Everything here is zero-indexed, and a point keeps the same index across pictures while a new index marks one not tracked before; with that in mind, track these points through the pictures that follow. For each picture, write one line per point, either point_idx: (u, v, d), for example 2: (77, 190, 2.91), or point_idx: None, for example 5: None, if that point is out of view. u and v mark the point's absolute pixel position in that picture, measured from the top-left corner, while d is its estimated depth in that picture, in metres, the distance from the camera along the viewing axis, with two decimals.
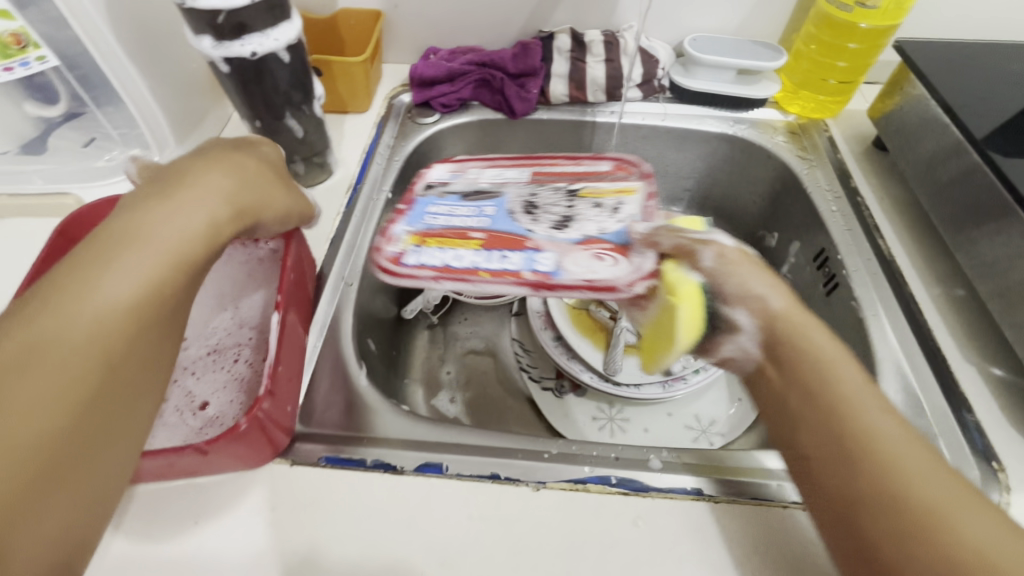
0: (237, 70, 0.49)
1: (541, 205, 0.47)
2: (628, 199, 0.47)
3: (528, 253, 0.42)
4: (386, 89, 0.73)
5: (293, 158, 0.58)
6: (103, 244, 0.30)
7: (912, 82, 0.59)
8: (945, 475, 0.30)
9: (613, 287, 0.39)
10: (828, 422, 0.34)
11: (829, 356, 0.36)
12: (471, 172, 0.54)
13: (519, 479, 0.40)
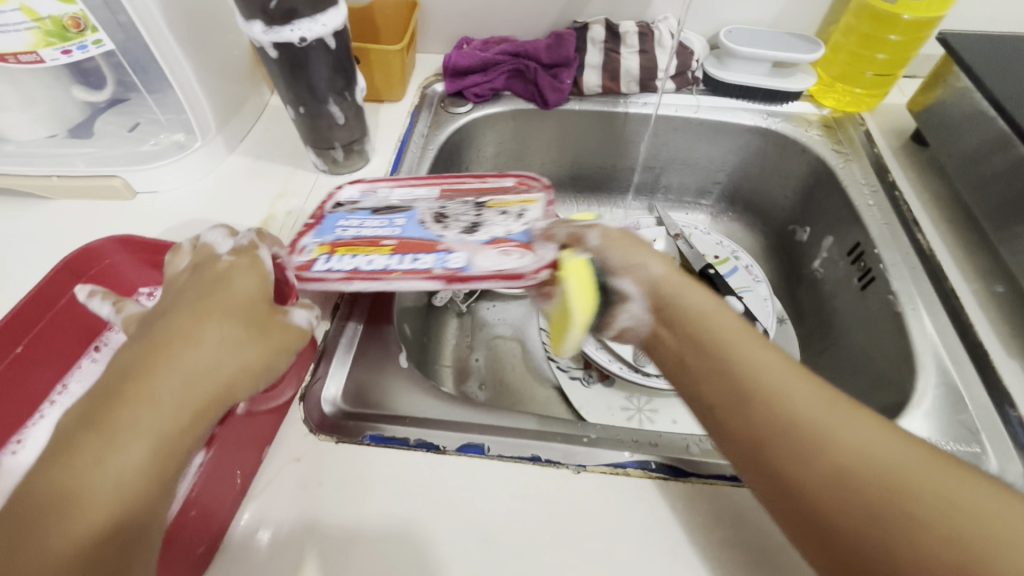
0: (285, 55, 0.50)
1: (450, 215, 0.49)
2: (531, 207, 0.49)
3: (439, 254, 0.44)
4: (419, 79, 0.74)
5: (334, 144, 0.59)
6: (96, 415, 0.29)
7: (955, 74, 0.59)
8: (814, 389, 0.33)
9: (518, 275, 0.41)
10: (713, 367, 0.36)
11: (712, 310, 0.39)
12: (381, 190, 0.55)
13: (559, 462, 0.41)
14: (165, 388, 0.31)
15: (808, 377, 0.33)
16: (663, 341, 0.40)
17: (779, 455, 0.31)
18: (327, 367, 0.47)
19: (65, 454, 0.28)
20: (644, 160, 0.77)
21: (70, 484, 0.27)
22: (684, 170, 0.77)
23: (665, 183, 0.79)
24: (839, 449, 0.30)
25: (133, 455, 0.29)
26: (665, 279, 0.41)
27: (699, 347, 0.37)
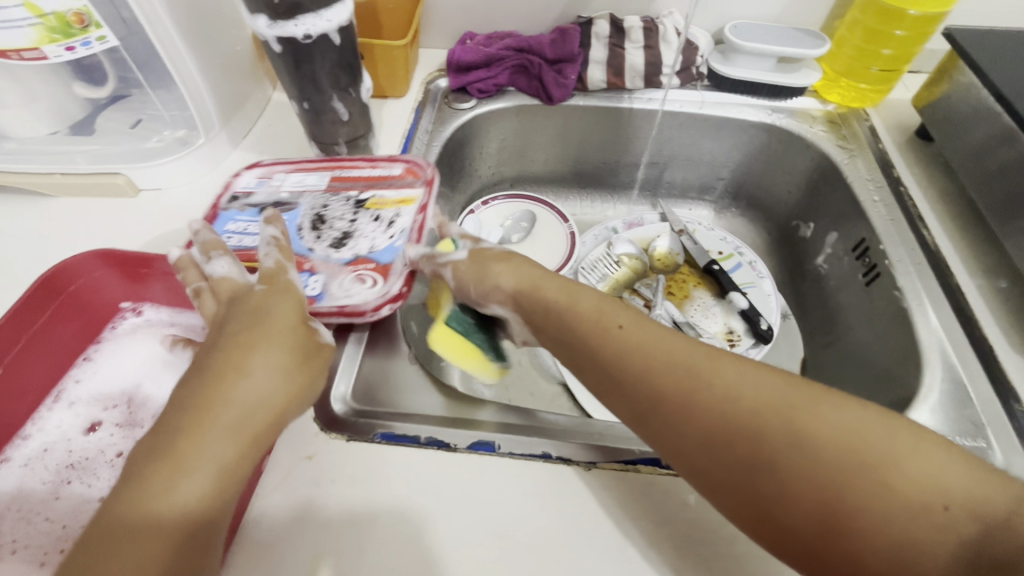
0: (289, 50, 0.50)
1: (328, 220, 0.55)
2: (404, 211, 0.55)
3: (305, 275, 0.50)
4: (422, 74, 0.73)
5: (336, 141, 0.60)
6: (161, 449, 0.31)
7: (960, 69, 0.58)
8: (697, 355, 0.36)
9: (359, 311, 0.47)
10: (601, 344, 0.38)
11: (591, 297, 0.42)
12: (276, 178, 0.59)
13: (570, 458, 0.41)
14: (223, 423, 0.32)
15: (682, 340, 0.37)
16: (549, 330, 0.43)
17: (673, 414, 0.34)
18: (333, 368, 0.47)
19: (137, 490, 0.30)
20: (648, 156, 0.76)
21: (147, 513, 0.29)
22: (688, 166, 0.77)
23: (668, 178, 0.79)
24: (730, 403, 0.32)
25: (198, 486, 0.31)
26: (535, 276, 0.44)
27: (582, 334, 0.39)
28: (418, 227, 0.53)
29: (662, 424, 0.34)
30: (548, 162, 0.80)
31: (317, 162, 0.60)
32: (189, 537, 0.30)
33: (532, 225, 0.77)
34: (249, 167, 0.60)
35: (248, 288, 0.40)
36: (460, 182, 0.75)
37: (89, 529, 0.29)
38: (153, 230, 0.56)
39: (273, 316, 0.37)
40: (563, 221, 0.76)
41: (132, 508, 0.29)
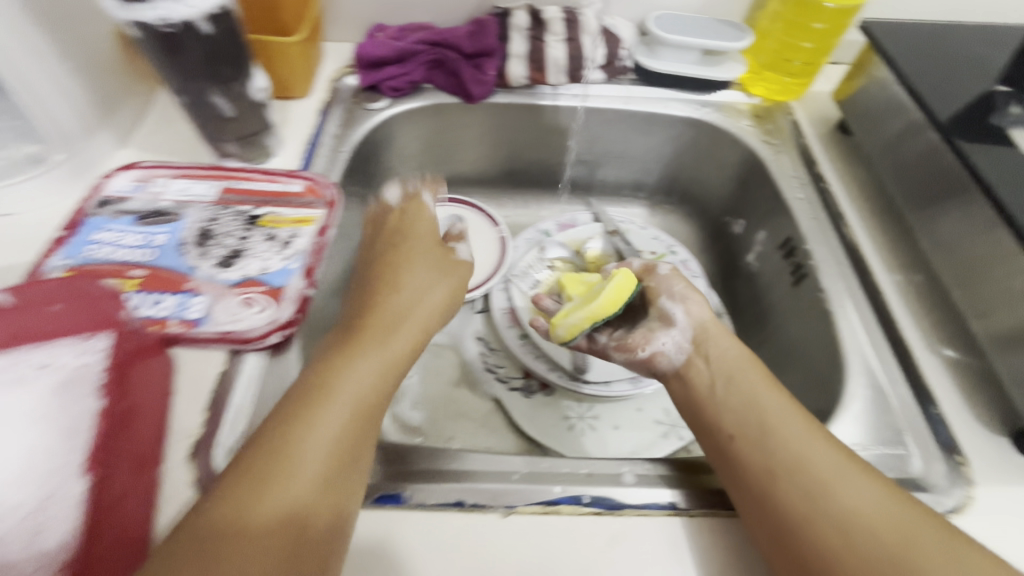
0: (147, 35, 0.41)
1: (216, 235, 0.49)
2: (303, 230, 0.50)
3: (183, 295, 0.44)
4: (329, 71, 0.67)
5: (226, 138, 0.52)
6: (304, 408, 0.35)
7: (877, 64, 0.58)
8: (826, 449, 0.37)
9: (246, 338, 0.42)
10: (740, 412, 0.40)
11: (739, 367, 0.43)
12: (157, 183, 0.52)
13: (485, 504, 0.37)
14: (363, 360, 0.39)
15: (813, 428, 0.38)
16: (699, 371, 0.45)
17: (787, 491, 0.35)
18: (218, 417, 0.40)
19: (253, 467, 0.32)
20: (579, 154, 0.73)
21: (288, 480, 0.32)
22: (619, 163, 0.74)
23: (601, 176, 0.76)
24: (841, 502, 0.34)
25: (336, 423, 0.35)
26: (715, 332, 0.47)
27: (729, 402, 0.41)
28: (318, 250, 0.49)
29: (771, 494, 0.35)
30: (476, 162, 0.75)
31: (204, 167, 0.54)
32: (336, 480, 0.33)
33: (461, 230, 0.72)
34: (125, 167, 0.53)
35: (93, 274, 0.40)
36: (378, 188, 0.69)
37: (198, 514, 0.30)
38: None
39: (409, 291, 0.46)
40: (494, 224, 0.72)
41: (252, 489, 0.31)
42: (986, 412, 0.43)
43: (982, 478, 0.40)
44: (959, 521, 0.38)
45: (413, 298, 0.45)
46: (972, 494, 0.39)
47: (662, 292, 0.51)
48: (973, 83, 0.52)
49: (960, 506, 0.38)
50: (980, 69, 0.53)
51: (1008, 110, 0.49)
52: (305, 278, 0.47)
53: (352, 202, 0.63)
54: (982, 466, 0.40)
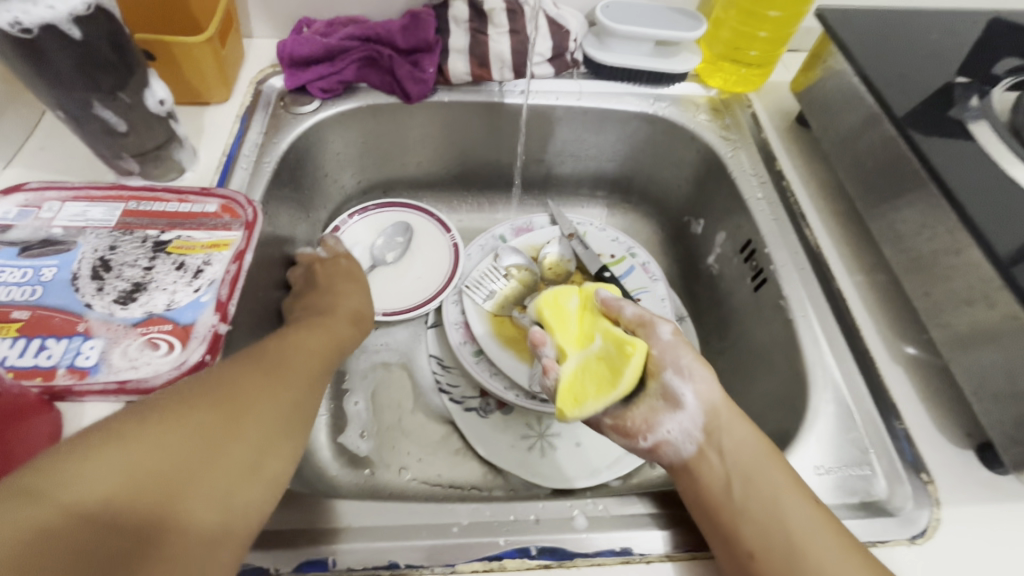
0: (0, 42, 0.35)
1: (115, 266, 0.43)
2: (216, 257, 0.44)
3: (74, 341, 0.39)
4: (252, 71, 0.61)
5: (123, 155, 0.46)
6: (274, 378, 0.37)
7: (833, 55, 0.55)
8: (838, 538, 0.32)
9: (146, 388, 0.37)
10: (741, 490, 0.35)
11: (743, 437, 0.37)
12: (47, 207, 0.46)
13: (422, 565, 0.33)
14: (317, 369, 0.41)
15: (822, 509, 0.34)
16: (709, 462, 0.37)
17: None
18: None
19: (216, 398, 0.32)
20: (531, 154, 0.69)
21: (207, 449, 0.30)
22: (574, 161, 0.70)
23: (556, 176, 0.72)
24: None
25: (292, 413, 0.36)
26: (720, 401, 0.39)
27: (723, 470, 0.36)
28: (233, 279, 0.43)
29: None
30: (423, 165, 0.70)
31: (104, 186, 0.48)
32: (258, 467, 0.32)
33: (409, 240, 0.67)
34: (9, 189, 0.46)
35: None
36: (314, 198, 0.63)
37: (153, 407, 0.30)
38: None
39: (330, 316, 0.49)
40: (445, 231, 0.68)
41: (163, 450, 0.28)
42: (950, 423, 0.42)
43: (948, 497, 0.38)
44: (924, 547, 0.36)
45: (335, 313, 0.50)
46: (938, 515, 0.37)
47: (667, 363, 0.40)
48: (930, 74, 0.49)
49: (925, 531, 0.36)
50: (937, 58, 0.51)
51: (966, 104, 0.47)
52: (217, 313, 0.41)
53: (282, 217, 0.57)
54: (948, 483, 0.39)
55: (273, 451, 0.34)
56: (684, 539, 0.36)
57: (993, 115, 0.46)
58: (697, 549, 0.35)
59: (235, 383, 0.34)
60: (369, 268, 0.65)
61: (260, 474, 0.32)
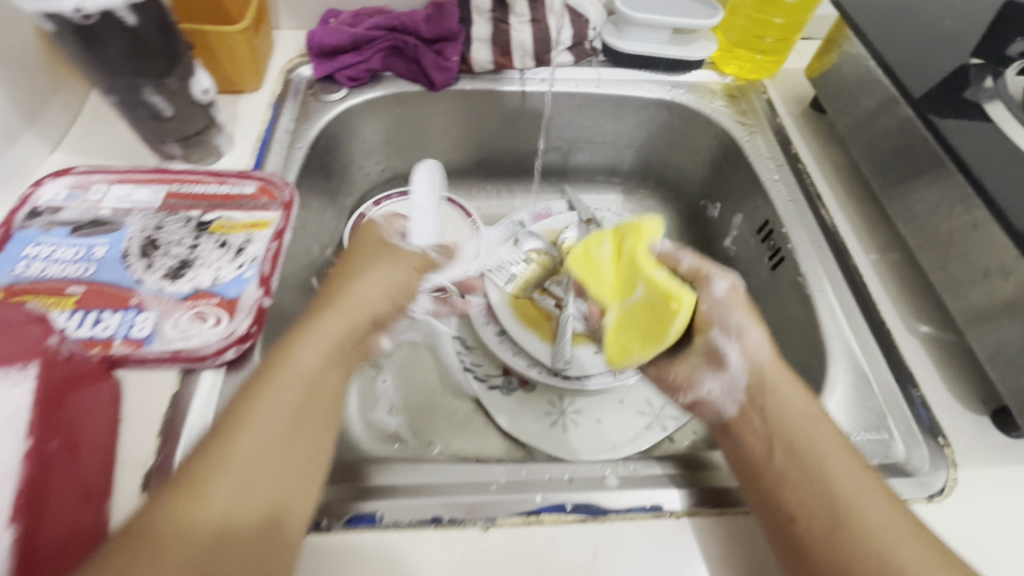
0: (65, 29, 0.37)
1: (162, 244, 0.45)
2: (257, 235, 0.46)
3: (127, 313, 0.41)
4: (281, 61, 0.63)
5: (166, 138, 0.48)
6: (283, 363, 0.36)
7: (849, 40, 0.57)
8: (888, 504, 0.33)
9: (198, 356, 0.39)
10: (792, 453, 0.36)
11: (795, 400, 0.38)
12: (94, 189, 0.48)
13: (465, 519, 0.36)
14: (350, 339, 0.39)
15: (874, 478, 0.34)
16: (751, 425, 0.39)
17: (841, 547, 0.32)
18: (173, 442, 0.37)
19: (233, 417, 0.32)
20: (549, 141, 0.71)
21: (232, 462, 0.30)
22: (592, 148, 0.72)
23: (574, 163, 0.74)
24: (894, 554, 0.31)
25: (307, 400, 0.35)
26: (769, 363, 0.40)
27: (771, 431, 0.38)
28: (274, 255, 0.45)
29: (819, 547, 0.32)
30: (445, 153, 0.72)
31: (147, 170, 0.50)
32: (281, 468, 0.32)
33: None
34: (57, 173, 0.48)
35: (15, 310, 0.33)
36: (341, 184, 0.65)
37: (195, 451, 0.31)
38: None
39: (360, 294, 0.40)
40: (467, 216, 0.70)
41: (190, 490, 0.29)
42: (966, 391, 0.43)
43: (964, 459, 0.39)
44: (942, 505, 0.37)
45: (364, 299, 0.40)
46: (955, 476, 0.39)
47: (715, 320, 0.41)
48: (944, 56, 0.51)
49: (943, 490, 0.38)
50: (951, 41, 0.52)
51: (981, 85, 0.48)
52: (260, 288, 0.43)
53: (313, 201, 0.59)
54: (964, 446, 0.40)
55: (303, 475, 0.33)
56: (712, 497, 0.37)
57: (1008, 95, 0.47)
58: (726, 506, 0.37)
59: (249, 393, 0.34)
60: None
61: (287, 476, 0.32)
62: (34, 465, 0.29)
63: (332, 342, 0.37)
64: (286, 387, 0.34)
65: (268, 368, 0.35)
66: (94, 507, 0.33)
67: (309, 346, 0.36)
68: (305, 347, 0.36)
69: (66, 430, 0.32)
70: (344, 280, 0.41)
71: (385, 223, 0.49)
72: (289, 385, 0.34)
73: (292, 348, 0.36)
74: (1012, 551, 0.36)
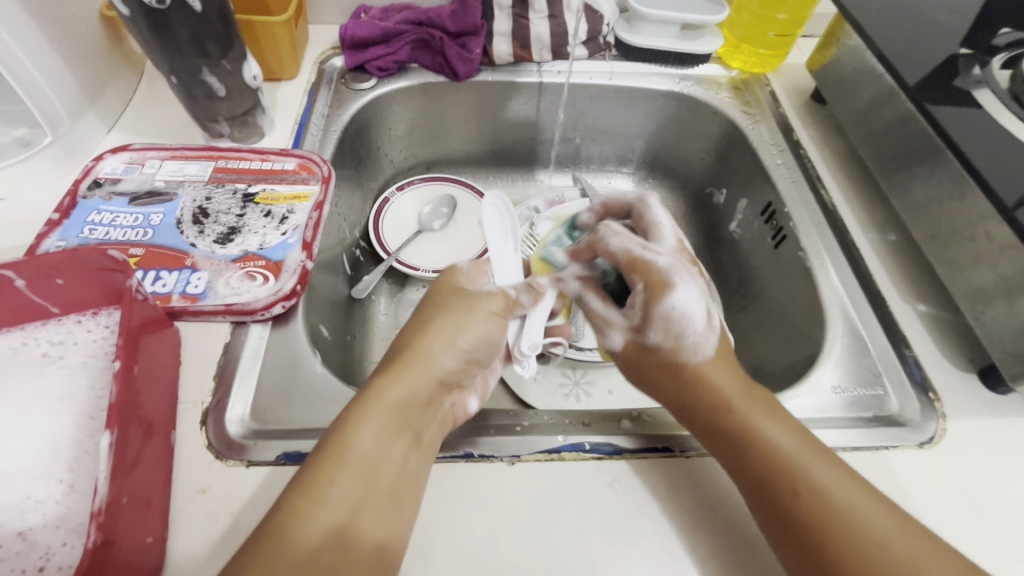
0: (138, 12, 0.43)
1: (212, 213, 0.49)
2: (298, 206, 0.50)
3: (184, 272, 0.45)
4: (315, 53, 0.67)
5: (217, 118, 0.53)
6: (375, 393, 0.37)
7: (848, 33, 0.61)
8: (856, 485, 0.35)
9: (248, 310, 0.43)
10: (752, 448, 0.37)
11: (738, 397, 0.39)
12: (148, 164, 0.52)
13: (493, 455, 0.40)
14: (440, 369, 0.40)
15: (833, 462, 0.36)
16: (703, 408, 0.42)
17: (827, 541, 0.33)
18: (228, 384, 0.41)
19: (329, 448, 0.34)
20: (563, 131, 0.75)
21: (329, 489, 0.33)
22: (604, 138, 0.76)
23: (586, 153, 0.78)
24: (873, 542, 0.33)
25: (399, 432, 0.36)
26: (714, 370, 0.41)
27: (728, 427, 0.38)
28: (315, 224, 0.49)
29: (806, 549, 0.33)
30: (464, 142, 0.76)
31: (196, 148, 0.54)
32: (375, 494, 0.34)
33: (453, 210, 0.72)
34: (114, 149, 0.53)
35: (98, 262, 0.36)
36: (368, 169, 0.69)
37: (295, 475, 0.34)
38: None
39: (433, 350, 0.39)
40: None
41: (283, 525, 0.31)
42: (956, 353, 0.46)
43: (952, 412, 0.43)
44: (932, 451, 0.41)
45: (437, 355, 0.39)
46: (944, 426, 0.42)
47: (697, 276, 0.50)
48: (936, 47, 0.55)
49: (933, 437, 0.41)
50: (942, 33, 0.56)
51: (970, 73, 0.52)
52: (303, 252, 0.47)
53: (344, 182, 0.63)
54: (953, 401, 0.43)
55: (395, 496, 0.35)
56: None
57: (995, 82, 0.51)
58: None
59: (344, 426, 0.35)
60: (416, 233, 0.70)
61: (381, 501, 0.34)
62: (123, 383, 0.33)
63: (407, 398, 0.37)
64: (367, 430, 0.35)
65: (352, 410, 0.36)
66: (162, 435, 0.37)
67: (391, 391, 0.37)
68: (387, 394, 0.37)
69: (143, 361, 0.36)
70: (419, 333, 0.40)
71: (469, 269, 0.46)
72: (373, 426, 0.36)
73: (371, 396, 0.37)
74: (996, 491, 0.39)
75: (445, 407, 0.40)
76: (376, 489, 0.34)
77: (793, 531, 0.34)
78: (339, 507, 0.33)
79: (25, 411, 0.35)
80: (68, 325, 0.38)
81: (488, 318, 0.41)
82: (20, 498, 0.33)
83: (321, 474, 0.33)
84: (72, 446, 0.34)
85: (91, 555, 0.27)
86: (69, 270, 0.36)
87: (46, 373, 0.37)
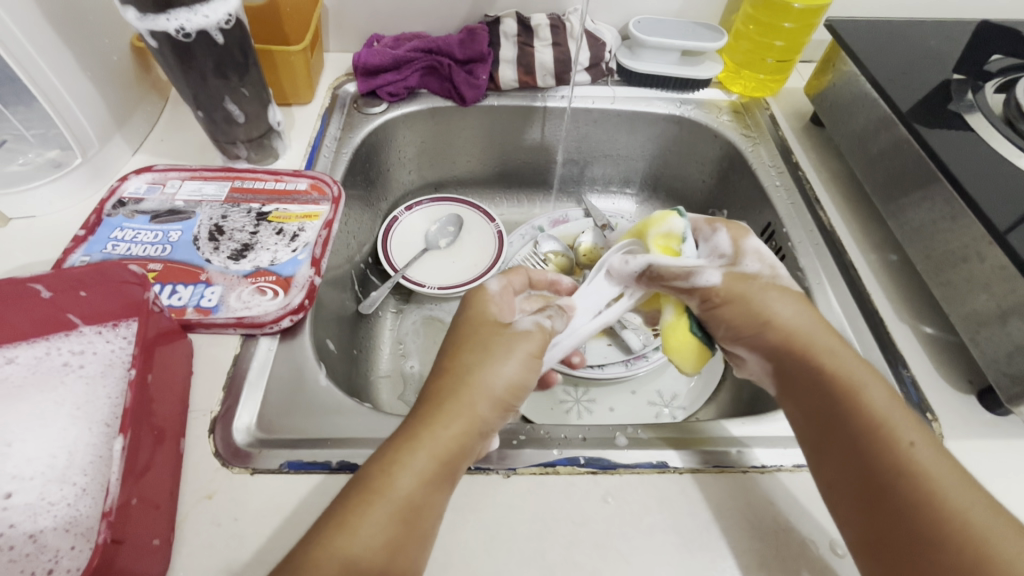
0: (165, 45, 0.46)
1: (227, 231, 0.52)
2: (309, 224, 0.53)
3: (198, 287, 0.47)
4: (330, 79, 0.71)
5: (236, 141, 0.56)
6: (405, 430, 0.36)
7: (843, 59, 0.62)
8: (953, 471, 0.34)
9: (258, 323, 0.45)
10: (849, 407, 0.37)
11: (843, 359, 0.39)
12: (169, 184, 0.55)
13: (488, 467, 0.40)
14: (473, 416, 0.36)
15: (928, 435, 0.35)
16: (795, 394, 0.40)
17: (915, 512, 0.33)
18: (236, 394, 0.43)
19: (367, 485, 0.33)
20: (567, 153, 0.77)
21: (359, 530, 0.32)
22: (607, 160, 0.78)
23: (590, 174, 0.80)
24: (968, 531, 0.31)
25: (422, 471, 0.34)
26: (801, 323, 0.41)
27: (820, 385, 0.39)
28: (323, 241, 0.52)
29: (871, 509, 0.34)
30: (472, 163, 0.78)
31: (213, 169, 0.57)
32: (399, 538, 0.32)
33: (459, 228, 0.74)
34: (139, 170, 0.56)
35: (122, 275, 0.39)
36: (378, 189, 0.72)
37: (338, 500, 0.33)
38: (15, 259, 0.49)
39: (478, 398, 0.37)
40: (490, 221, 0.75)
41: (317, 561, 0.30)
42: (955, 374, 0.46)
43: (950, 433, 0.43)
44: None
45: (480, 400, 0.37)
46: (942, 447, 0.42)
47: (742, 290, 0.42)
48: (929, 74, 0.56)
49: None
50: (934, 61, 0.57)
51: (962, 97, 0.53)
52: (312, 268, 0.49)
53: (355, 200, 0.66)
54: (950, 421, 0.44)
55: (414, 535, 0.33)
56: (712, 458, 0.42)
57: (987, 107, 0.52)
58: (724, 465, 0.41)
59: (379, 461, 0.34)
60: (423, 250, 0.72)
61: (403, 542, 0.32)
62: (137, 390, 0.35)
63: (448, 442, 0.35)
64: (410, 473, 0.34)
65: (392, 450, 0.34)
66: (172, 442, 0.38)
67: (431, 434, 0.35)
68: (429, 434, 0.35)
69: (157, 370, 0.38)
70: (463, 375, 0.37)
71: (499, 295, 0.43)
72: (412, 467, 0.34)
73: (415, 437, 0.35)
74: None
75: (478, 453, 0.38)
76: (398, 533, 0.32)
77: (866, 498, 0.35)
78: (371, 548, 0.31)
79: (45, 416, 0.37)
80: (89, 336, 0.40)
81: (514, 364, 0.38)
82: (37, 499, 0.34)
83: (362, 514, 0.32)
84: (88, 455, 0.36)
85: (99, 555, 0.28)
86: (94, 284, 0.38)
87: (68, 381, 0.39)
